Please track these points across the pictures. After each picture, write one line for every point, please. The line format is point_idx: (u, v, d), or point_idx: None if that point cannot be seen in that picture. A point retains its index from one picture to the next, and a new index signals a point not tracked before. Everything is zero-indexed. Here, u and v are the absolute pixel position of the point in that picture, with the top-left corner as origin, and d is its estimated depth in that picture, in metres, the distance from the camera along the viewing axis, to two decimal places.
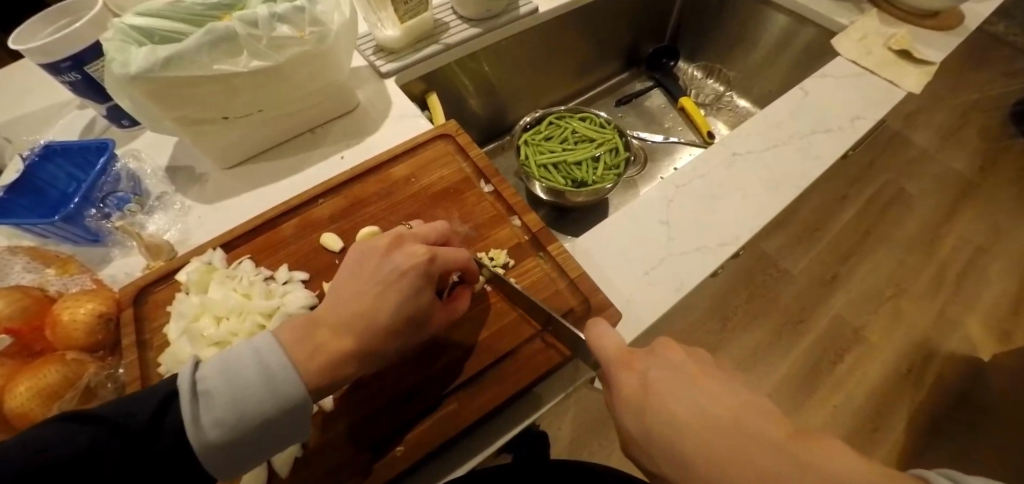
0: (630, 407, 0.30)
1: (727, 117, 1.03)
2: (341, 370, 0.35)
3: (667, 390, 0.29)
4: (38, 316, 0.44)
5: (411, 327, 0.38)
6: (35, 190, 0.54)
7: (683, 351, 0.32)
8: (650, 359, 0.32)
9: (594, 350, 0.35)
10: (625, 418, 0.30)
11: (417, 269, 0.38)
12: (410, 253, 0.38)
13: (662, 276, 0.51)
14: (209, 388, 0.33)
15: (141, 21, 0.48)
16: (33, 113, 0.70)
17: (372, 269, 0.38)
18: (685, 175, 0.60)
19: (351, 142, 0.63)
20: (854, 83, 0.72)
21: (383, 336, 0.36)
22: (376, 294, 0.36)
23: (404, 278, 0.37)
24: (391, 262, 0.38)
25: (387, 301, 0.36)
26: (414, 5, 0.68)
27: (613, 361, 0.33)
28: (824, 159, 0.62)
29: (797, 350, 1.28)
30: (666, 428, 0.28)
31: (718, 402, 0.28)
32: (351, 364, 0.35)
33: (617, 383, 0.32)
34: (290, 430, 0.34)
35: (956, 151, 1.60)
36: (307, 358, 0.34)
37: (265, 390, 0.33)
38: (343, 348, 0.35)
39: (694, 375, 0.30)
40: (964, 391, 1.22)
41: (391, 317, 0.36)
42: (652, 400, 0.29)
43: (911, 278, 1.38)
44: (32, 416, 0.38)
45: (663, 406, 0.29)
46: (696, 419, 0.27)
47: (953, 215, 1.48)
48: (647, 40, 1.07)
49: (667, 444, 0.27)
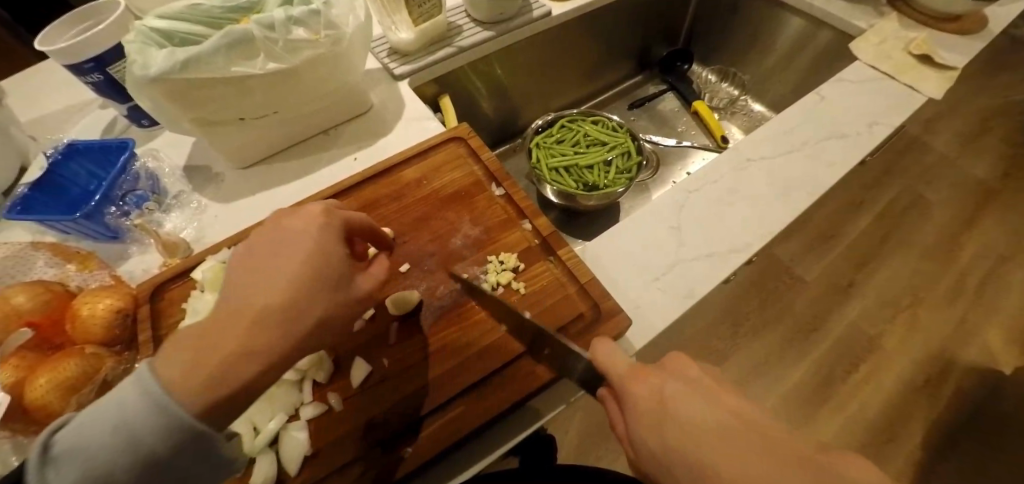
0: (645, 419, 0.30)
1: (741, 121, 1.02)
2: (234, 369, 0.27)
3: (677, 402, 0.29)
4: (58, 310, 0.45)
5: (331, 291, 0.31)
6: (57, 187, 0.55)
7: (695, 366, 0.32)
8: (662, 375, 0.32)
9: (602, 367, 0.35)
10: (639, 433, 0.30)
11: (314, 228, 0.32)
12: (305, 215, 0.33)
13: (672, 282, 0.50)
14: (62, 451, 0.26)
15: (161, 23, 0.50)
16: (57, 113, 0.72)
17: (267, 242, 0.32)
18: (696, 179, 0.59)
19: (363, 144, 0.64)
20: (872, 88, 0.71)
21: (289, 316, 0.29)
22: (271, 264, 0.30)
23: (304, 239, 0.31)
24: (287, 228, 0.32)
25: (279, 268, 0.30)
26: (427, 8, 0.69)
27: (623, 374, 0.33)
28: (838, 164, 0.61)
29: (810, 358, 1.26)
30: (680, 435, 0.27)
31: (729, 413, 0.28)
32: (253, 360, 0.27)
33: (630, 394, 0.32)
34: (196, 467, 0.29)
35: (977, 157, 1.56)
36: (196, 357, 0.27)
37: (130, 437, 0.27)
38: (231, 340, 0.27)
39: (709, 388, 0.30)
40: (982, 403, 1.20)
41: (288, 286, 0.29)
42: (667, 411, 0.29)
43: (929, 287, 1.35)
44: (51, 408, 0.39)
45: (679, 416, 0.28)
46: (707, 429, 0.27)
47: (973, 223, 1.44)
48: (660, 44, 1.07)
49: (676, 454, 0.27)
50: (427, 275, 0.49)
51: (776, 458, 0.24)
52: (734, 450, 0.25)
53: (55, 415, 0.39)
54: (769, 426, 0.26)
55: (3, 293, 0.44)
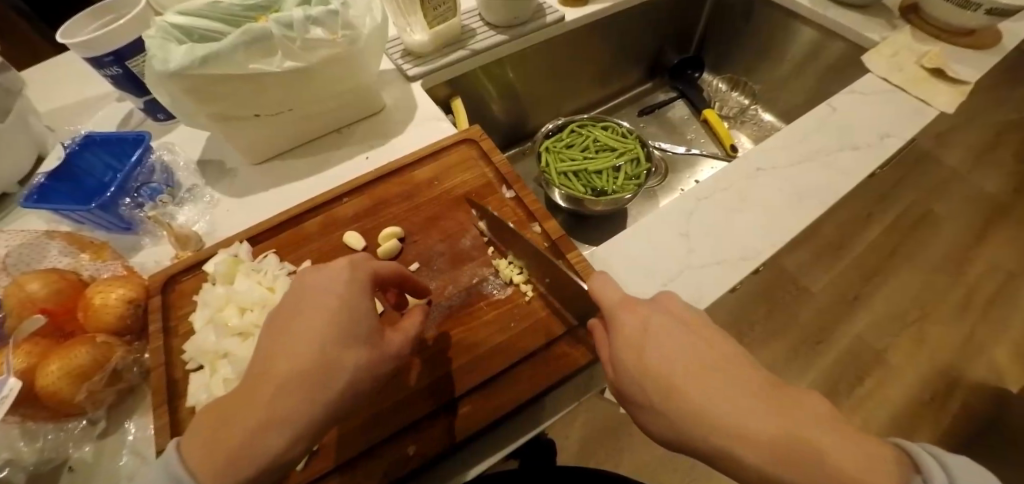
0: (630, 345, 0.33)
1: (750, 130, 1.02)
2: (265, 436, 0.29)
3: (662, 337, 0.32)
4: (71, 299, 0.46)
5: (356, 352, 0.33)
6: (74, 178, 0.56)
7: (682, 304, 0.35)
8: (648, 309, 0.34)
9: (596, 296, 0.37)
10: (621, 355, 0.33)
11: (340, 284, 0.35)
12: (329, 276, 0.36)
13: (680, 288, 0.50)
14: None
15: (181, 20, 0.51)
16: (74, 104, 0.73)
17: (302, 300, 0.35)
18: (707, 187, 0.59)
19: (375, 144, 0.65)
20: (885, 100, 0.71)
21: (311, 380, 0.31)
22: (299, 327, 0.33)
23: (331, 296, 0.34)
24: (318, 287, 0.35)
25: (309, 331, 0.33)
26: (443, 11, 0.69)
27: (615, 305, 0.35)
28: (850, 175, 0.61)
29: (814, 370, 1.25)
30: (659, 368, 0.31)
31: (705, 350, 0.31)
32: (285, 424, 0.30)
33: (619, 324, 0.34)
34: None
35: (989, 172, 1.55)
36: (226, 427, 0.30)
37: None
38: (260, 409, 0.30)
39: (689, 324, 0.33)
40: (989, 421, 1.18)
41: (317, 347, 0.32)
42: (651, 341, 0.32)
43: (937, 302, 1.33)
44: (62, 395, 0.39)
45: (659, 347, 0.31)
46: (686, 365, 0.30)
47: (983, 239, 1.43)
48: (672, 51, 1.07)
49: (654, 383, 0.30)
50: (436, 275, 0.49)
51: (741, 398, 0.28)
52: (702, 381, 0.29)
53: (65, 402, 0.40)
54: (738, 367, 0.30)
55: (18, 280, 0.44)
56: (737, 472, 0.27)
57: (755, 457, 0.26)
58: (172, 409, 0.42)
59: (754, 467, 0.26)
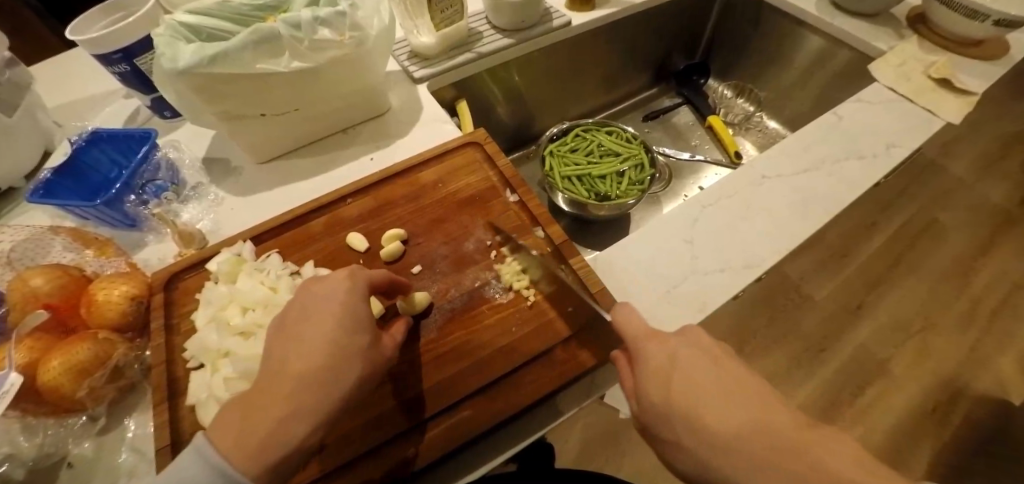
0: (656, 379, 0.32)
1: (755, 137, 1.02)
2: (287, 428, 0.31)
3: (689, 370, 0.32)
4: (75, 295, 0.46)
5: (362, 353, 0.35)
6: (80, 174, 0.56)
7: (708, 335, 0.34)
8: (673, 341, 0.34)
9: (619, 326, 0.37)
10: (646, 387, 0.33)
11: (340, 290, 0.36)
12: (329, 282, 0.37)
13: (683, 294, 0.50)
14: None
15: (190, 19, 0.51)
16: (82, 100, 0.73)
17: (302, 306, 0.36)
18: (711, 194, 0.59)
19: (380, 145, 0.65)
20: (892, 110, 0.70)
21: (328, 376, 0.32)
22: (307, 330, 0.34)
23: (333, 301, 0.36)
24: (319, 294, 0.36)
25: (318, 333, 0.34)
26: (450, 13, 0.69)
27: (640, 335, 0.35)
28: (856, 185, 0.60)
29: (816, 380, 1.24)
30: (685, 402, 0.30)
31: (732, 385, 0.31)
32: (304, 416, 0.31)
33: (644, 355, 0.34)
34: None
35: (995, 183, 1.54)
36: (250, 417, 0.31)
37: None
38: (281, 403, 0.31)
39: (716, 357, 0.33)
40: (992, 434, 1.17)
41: (326, 347, 0.33)
42: (677, 374, 0.32)
43: (941, 313, 1.32)
44: (62, 391, 0.39)
45: (685, 381, 0.31)
46: (712, 400, 0.30)
47: (988, 250, 1.42)
48: (677, 57, 1.07)
49: (679, 417, 0.30)
50: (438, 278, 0.49)
51: (768, 435, 0.27)
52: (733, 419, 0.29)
53: (65, 399, 0.40)
54: (766, 403, 0.29)
55: (22, 275, 0.44)
56: None
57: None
58: (172, 407, 0.42)
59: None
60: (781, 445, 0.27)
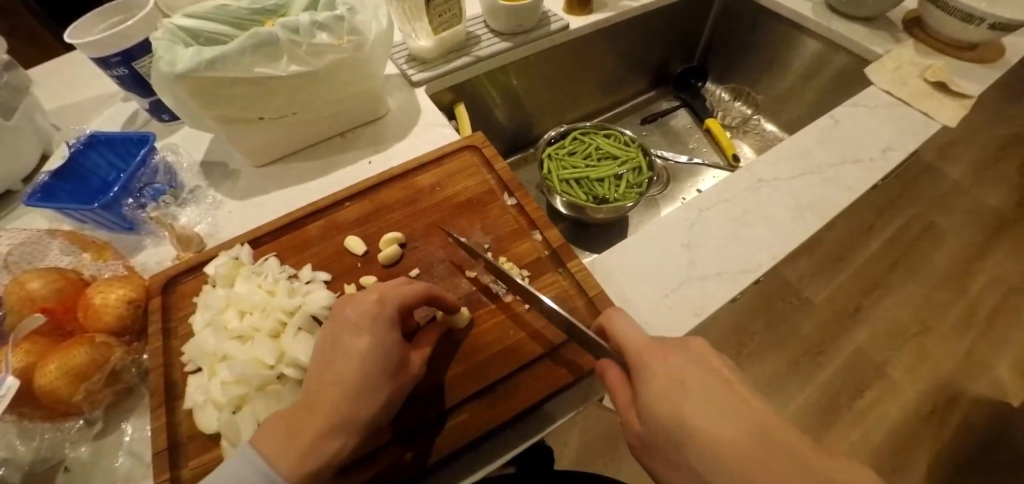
0: (662, 396, 0.32)
1: (753, 140, 1.03)
2: (324, 442, 0.32)
3: (697, 388, 0.31)
4: (72, 298, 0.46)
5: (392, 377, 0.35)
6: (79, 177, 0.56)
7: (713, 353, 0.34)
8: (663, 357, 0.34)
9: (622, 340, 0.36)
10: (651, 404, 0.32)
11: (366, 315, 0.36)
12: (360, 303, 0.37)
13: (681, 298, 0.50)
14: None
15: (189, 23, 0.51)
16: (80, 103, 0.73)
17: (336, 328, 0.36)
18: (709, 198, 0.59)
19: (379, 148, 0.65)
20: (888, 115, 0.71)
21: (362, 398, 0.33)
22: (338, 357, 0.35)
23: (359, 329, 0.36)
24: (346, 317, 0.36)
25: (351, 358, 0.34)
26: (449, 17, 0.70)
27: (643, 350, 0.34)
28: (854, 189, 0.61)
29: (814, 383, 1.24)
30: (695, 421, 0.30)
31: (743, 405, 0.30)
32: (341, 431, 0.32)
33: (648, 370, 0.33)
34: None
35: (991, 186, 1.54)
36: (292, 435, 0.32)
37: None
38: (319, 421, 0.32)
39: (723, 377, 0.32)
40: (990, 438, 1.18)
41: (361, 373, 0.34)
42: (685, 391, 0.31)
43: (939, 316, 1.33)
44: (59, 395, 0.39)
45: (693, 399, 0.31)
46: (722, 420, 0.29)
47: (986, 253, 1.43)
48: (675, 61, 1.07)
49: (687, 436, 0.30)
50: (436, 281, 0.49)
51: (781, 457, 0.27)
52: (729, 437, 0.29)
53: (62, 402, 0.40)
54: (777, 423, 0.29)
55: (20, 278, 0.44)
56: None
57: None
58: (170, 410, 0.42)
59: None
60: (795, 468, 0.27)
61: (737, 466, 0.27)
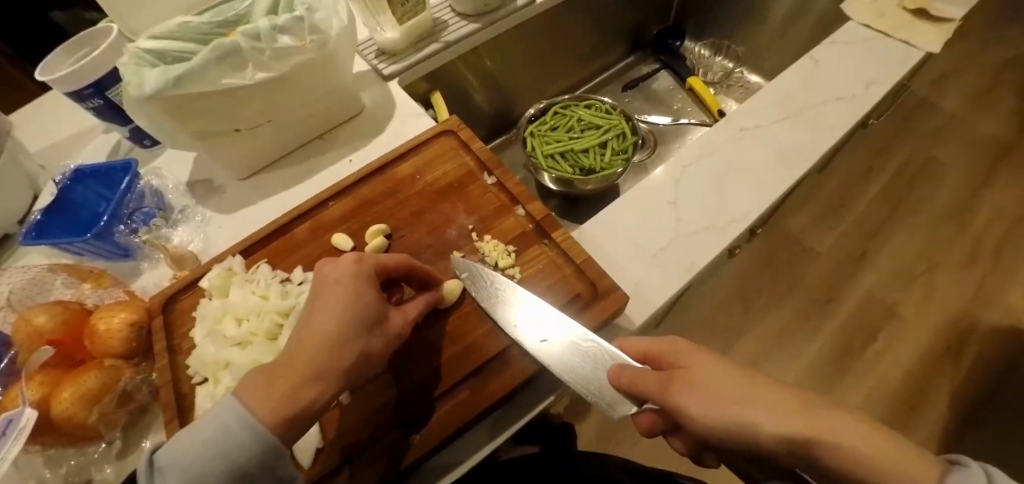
0: (715, 372, 0.34)
1: (737, 93, 1.02)
2: (301, 390, 0.32)
3: (744, 368, 0.34)
4: (77, 328, 0.46)
5: (370, 329, 0.35)
6: (69, 211, 0.57)
7: None
8: (683, 352, 0.37)
9: (659, 345, 0.40)
10: (705, 380, 0.33)
11: (346, 272, 0.37)
12: (340, 263, 0.37)
13: (670, 257, 0.50)
14: (164, 465, 0.32)
15: (154, 44, 0.51)
16: (62, 141, 0.74)
17: (318, 287, 0.37)
18: (691, 153, 0.58)
19: (359, 145, 0.65)
20: (868, 47, 0.69)
21: (334, 347, 0.33)
22: (318, 313, 0.35)
23: (338, 282, 0.36)
24: (326, 273, 0.37)
25: (328, 312, 0.34)
26: (412, 5, 0.68)
27: (684, 347, 0.38)
28: (837, 129, 0.60)
29: (827, 330, 1.24)
30: (753, 387, 0.32)
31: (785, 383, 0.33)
32: (317, 380, 0.32)
33: (694, 358, 0.36)
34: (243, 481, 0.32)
35: (990, 114, 1.51)
36: (271, 389, 0.32)
37: (217, 455, 0.31)
38: (295, 369, 0.32)
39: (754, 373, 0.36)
40: (1007, 366, 1.18)
41: (337, 321, 0.34)
42: (735, 368, 0.34)
43: (947, 251, 1.32)
44: (75, 420, 0.40)
45: (744, 374, 0.34)
46: (775, 386, 0.32)
47: (989, 182, 1.41)
48: (651, 23, 1.05)
49: (751, 397, 0.31)
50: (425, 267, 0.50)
51: (837, 409, 0.30)
52: (770, 396, 0.31)
53: (80, 427, 0.41)
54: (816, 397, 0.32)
55: (24, 315, 0.45)
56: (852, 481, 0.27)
57: (861, 454, 0.27)
58: (184, 423, 0.43)
59: (862, 464, 0.27)
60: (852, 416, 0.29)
61: (796, 417, 0.29)
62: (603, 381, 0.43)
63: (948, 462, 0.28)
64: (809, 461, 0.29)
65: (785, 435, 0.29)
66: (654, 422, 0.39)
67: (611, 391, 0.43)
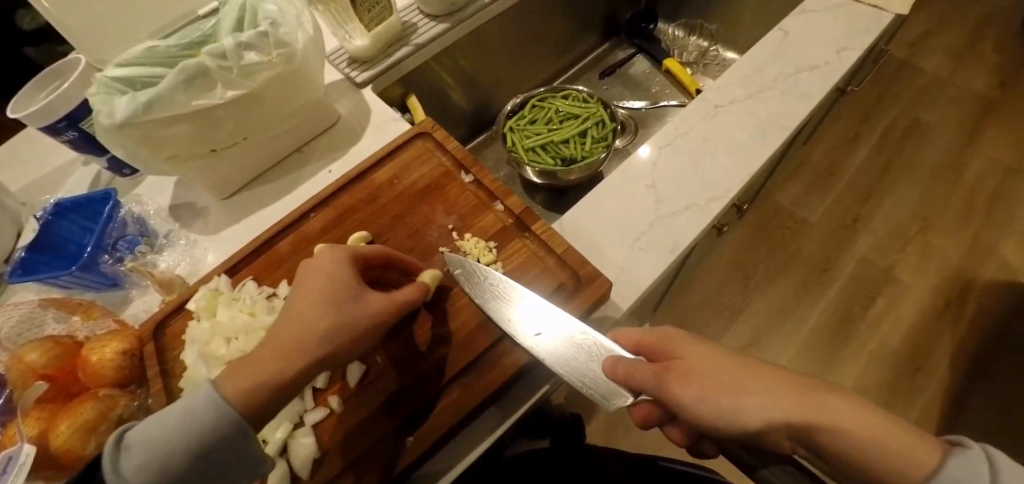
0: (708, 364, 0.33)
1: (715, 72, 1.02)
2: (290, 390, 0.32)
3: (737, 356, 0.34)
4: (69, 361, 0.47)
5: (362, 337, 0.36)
6: (54, 246, 0.57)
7: None
8: (676, 339, 0.37)
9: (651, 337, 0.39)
10: (701, 373, 0.33)
11: (344, 263, 0.38)
12: (337, 254, 0.39)
13: (652, 240, 0.51)
14: (132, 441, 0.31)
15: (121, 72, 0.51)
16: (44, 177, 0.73)
17: (313, 275, 0.37)
18: (667, 134, 0.59)
19: (337, 155, 0.65)
20: (839, 14, 0.69)
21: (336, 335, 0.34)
22: (312, 303, 0.35)
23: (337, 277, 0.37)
24: (321, 265, 0.38)
25: (326, 304, 0.35)
26: (379, 11, 0.68)
27: (675, 336, 0.37)
28: (811, 98, 0.60)
29: (825, 300, 1.25)
30: (750, 376, 0.32)
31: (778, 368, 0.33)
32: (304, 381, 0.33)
33: (686, 351, 0.36)
34: (222, 449, 0.32)
35: (970, 71, 1.52)
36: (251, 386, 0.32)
37: (185, 434, 0.31)
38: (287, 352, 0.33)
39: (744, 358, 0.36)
40: (1005, 319, 1.19)
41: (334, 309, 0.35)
42: (726, 358, 0.34)
43: (938, 210, 1.33)
44: (76, 452, 0.40)
45: (739, 362, 0.33)
46: (771, 373, 0.32)
47: (974, 138, 1.41)
48: (622, 8, 1.05)
49: (751, 388, 0.31)
50: None
51: (835, 394, 0.30)
52: (767, 381, 0.31)
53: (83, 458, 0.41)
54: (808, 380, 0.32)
55: (16, 353, 0.45)
56: (850, 459, 0.28)
57: (862, 435, 0.28)
58: None
59: (862, 444, 0.28)
60: (849, 399, 0.30)
61: (798, 406, 0.29)
62: (598, 373, 0.43)
63: (950, 444, 0.28)
64: (805, 441, 0.29)
65: (783, 420, 0.29)
66: (649, 414, 0.39)
67: (606, 383, 0.42)
